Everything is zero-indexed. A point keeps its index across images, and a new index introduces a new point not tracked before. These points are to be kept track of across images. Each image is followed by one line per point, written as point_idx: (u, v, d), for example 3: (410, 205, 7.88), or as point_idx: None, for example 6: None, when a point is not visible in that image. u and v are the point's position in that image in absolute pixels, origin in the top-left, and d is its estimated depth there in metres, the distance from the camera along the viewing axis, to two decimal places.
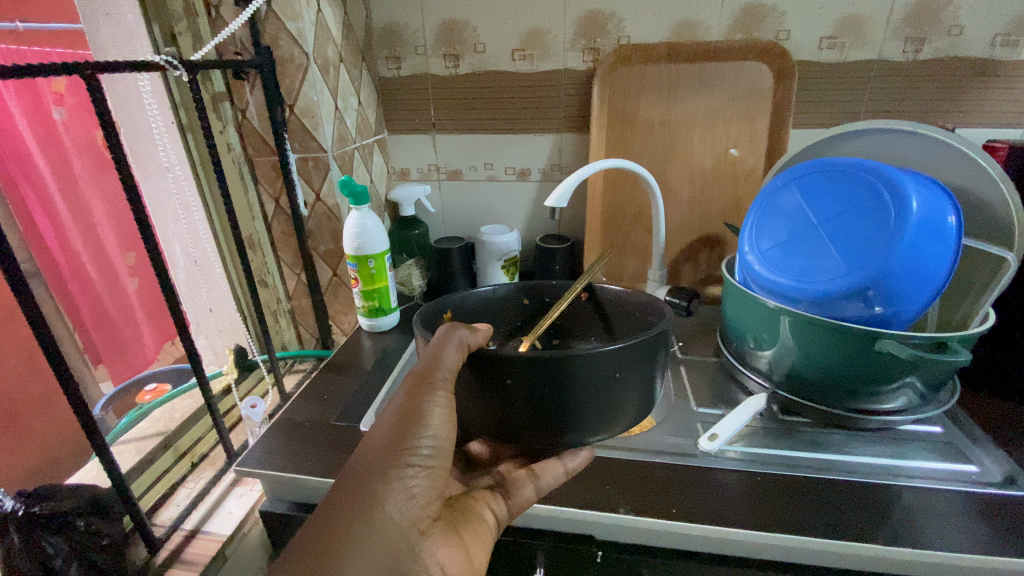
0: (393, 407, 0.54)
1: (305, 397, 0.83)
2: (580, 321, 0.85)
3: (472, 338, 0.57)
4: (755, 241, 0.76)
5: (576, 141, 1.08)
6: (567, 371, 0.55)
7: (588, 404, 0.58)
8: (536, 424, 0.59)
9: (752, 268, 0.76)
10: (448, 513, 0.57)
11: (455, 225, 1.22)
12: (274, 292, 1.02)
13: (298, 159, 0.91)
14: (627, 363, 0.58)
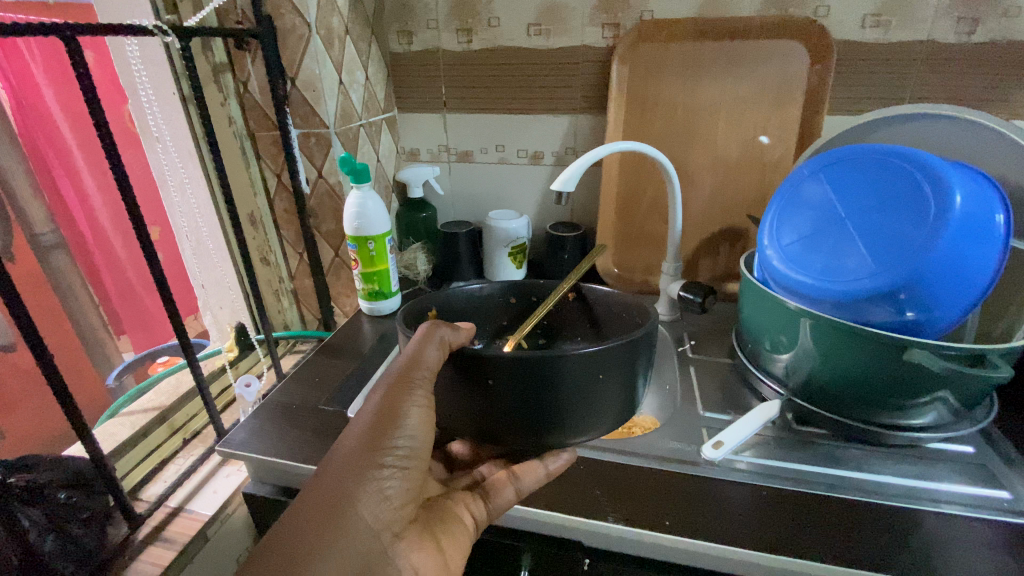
0: (369, 408, 0.51)
1: (296, 379, 0.80)
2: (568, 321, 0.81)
3: (451, 336, 0.53)
4: (776, 234, 0.70)
5: (592, 124, 1.02)
6: (554, 373, 0.52)
7: (574, 407, 0.55)
8: (518, 425, 0.55)
9: (770, 264, 0.70)
10: (424, 513, 0.54)
11: (464, 209, 1.17)
12: (276, 270, 1.01)
13: (300, 135, 0.88)
14: (617, 366, 0.54)
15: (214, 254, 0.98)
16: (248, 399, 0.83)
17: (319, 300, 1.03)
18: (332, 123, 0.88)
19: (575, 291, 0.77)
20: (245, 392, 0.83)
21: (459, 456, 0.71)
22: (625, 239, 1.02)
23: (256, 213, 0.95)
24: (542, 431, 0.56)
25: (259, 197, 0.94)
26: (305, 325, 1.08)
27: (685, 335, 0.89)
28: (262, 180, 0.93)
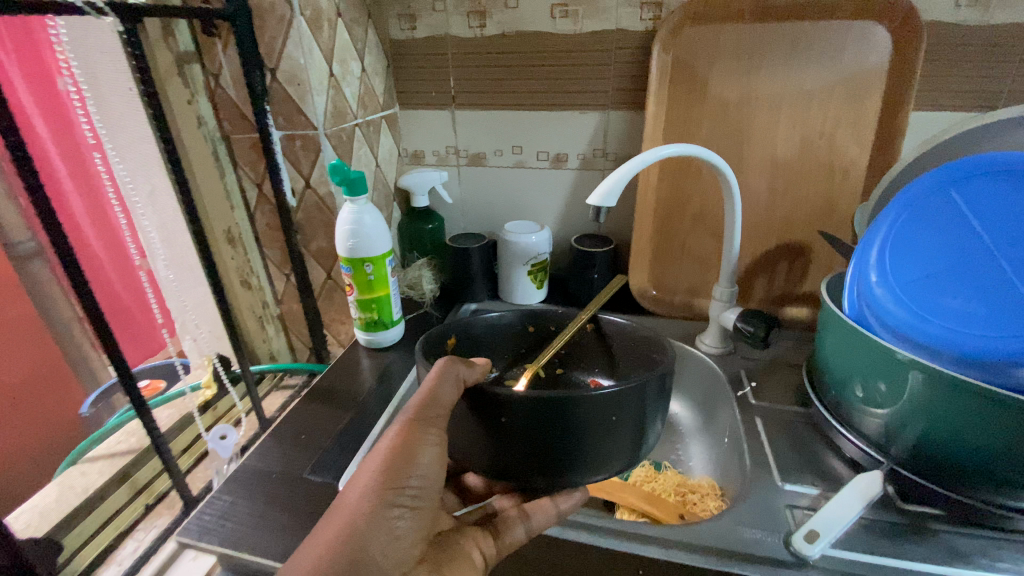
0: (381, 445, 0.47)
1: (279, 434, 0.66)
2: (579, 352, 0.74)
3: (462, 373, 0.49)
4: (889, 265, 0.55)
5: (626, 121, 0.88)
6: (566, 416, 0.47)
7: (591, 449, 0.50)
8: (531, 466, 0.51)
9: (879, 302, 0.55)
10: (431, 551, 0.50)
11: (476, 219, 1.02)
12: (259, 294, 0.87)
13: (283, 137, 0.74)
14: (635, 410, 0.49)
15: (192, 271, 0.86)
16: (224, 454, 0.71)
17: (310, 327, 0.89)
18: (322, 123, 0.73)
19: (592, 320, 0.70)
20: (221, 447, 0.70)
21: (474, 489, 0.66)
22: (665, 255, 0.88)
23: (234, 229, 0.81)
24: (555, 476, 0.51)
25: (237, 210, 0.80)
26: (295, 355, 0.94)
27: (744, 374, 0.75)
28: (240, 191, 0.79)
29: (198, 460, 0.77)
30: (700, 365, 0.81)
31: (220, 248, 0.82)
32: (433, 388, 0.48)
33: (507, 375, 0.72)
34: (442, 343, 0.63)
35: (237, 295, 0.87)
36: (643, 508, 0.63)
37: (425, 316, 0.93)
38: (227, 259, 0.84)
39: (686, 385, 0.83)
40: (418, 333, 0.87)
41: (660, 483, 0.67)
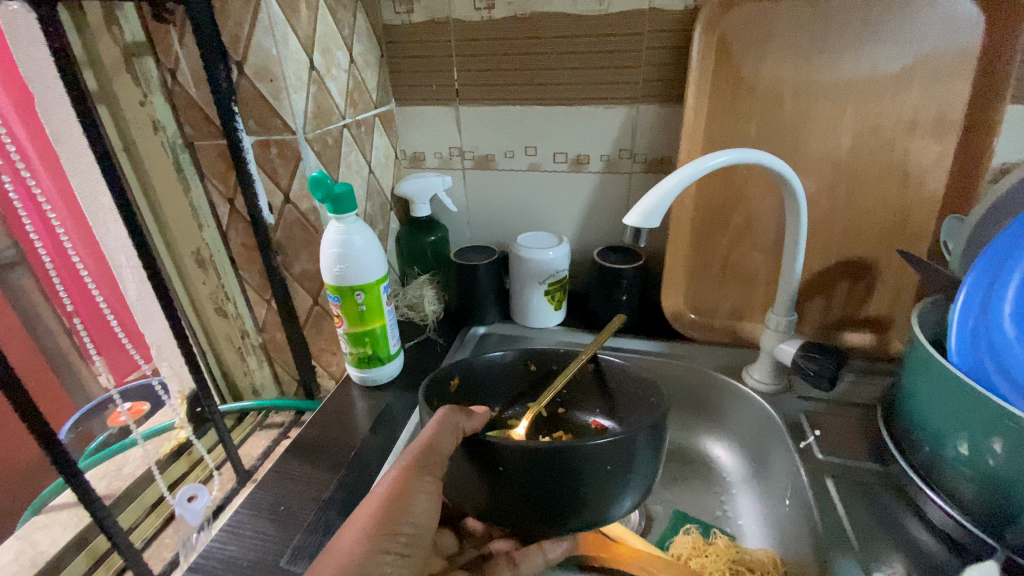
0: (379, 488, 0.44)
1: (253, 505, 0.55)
2: (577, 392, 0.64)
3: (455, 422, 0.45)
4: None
5: (658, 117, 0.75)
6: (568, 466, 0.43)
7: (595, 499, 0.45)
8: (530, 516, 0.46)
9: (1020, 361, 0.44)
10: None
11: (483, 229, 0.90)
12: (237, 322, 0.75)
13: (255, 144, 0.62)
14: (635, 457, 0.45)
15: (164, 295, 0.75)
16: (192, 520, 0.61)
17: (296, 358, 0.77)
18: (303, 127, 0.61)
19: (595, 360, 0.61)
20: (189, 514, 0.61)
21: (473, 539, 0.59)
22: (703, 273, 0.76)
23: (203, 251, 0.70)
24: (555, 529, 0.46)
25: (207, 228, 0.69)
26: (282, 389, 0.83)
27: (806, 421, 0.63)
28: (209, 206, 0.68)
29: (163, 526, 0.66)
30: (752, 406, 0.69)
31: (188, 272, 0.72)
32: (432, 439, 0.44)
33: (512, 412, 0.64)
34: (445, 384, 0.57)
35: (212, 323, 0.76)
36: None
37: (427, 343, 0.81)
38: (197, 284, 0.73)
39: (733, 427, 0.72)
40: (419, 365, 0.76)
41: (713, 561, 0.56)
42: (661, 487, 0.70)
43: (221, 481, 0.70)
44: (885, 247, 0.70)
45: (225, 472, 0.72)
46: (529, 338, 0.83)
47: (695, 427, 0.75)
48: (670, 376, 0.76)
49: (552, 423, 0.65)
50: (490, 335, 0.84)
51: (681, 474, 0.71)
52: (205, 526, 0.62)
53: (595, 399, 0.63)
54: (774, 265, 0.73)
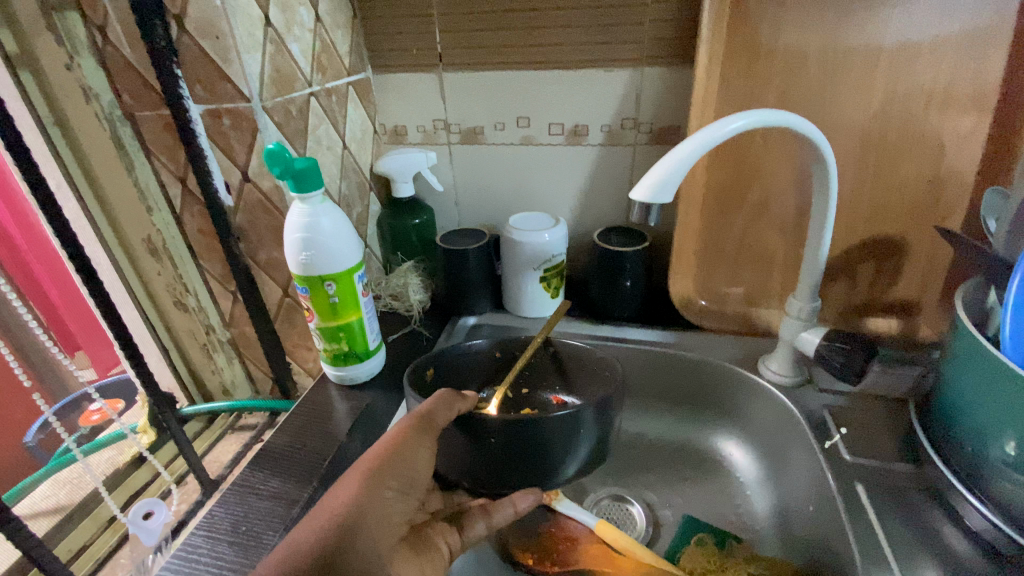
0: (371, 452, 0.41)
1: (210, 527, 0.48)
2: (536, 373, 0.63)
3: (446, 399, 0.44)
4: None
5: (664, 81, 0.67)
6: (554, 436, 0.45)
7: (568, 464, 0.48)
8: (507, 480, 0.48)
9: None
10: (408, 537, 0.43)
11: (473, 211, 0.83)
12: (200, 317, 0.69)
13: (205, 113, 0.55)
14: (601, 428, 0.48)
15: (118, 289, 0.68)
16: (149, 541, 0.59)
17: (268, 355, 0.71)
18: (259, 94, 0.54)
19: (554, 345, 0.61)
20: (144, 533, 0.59)
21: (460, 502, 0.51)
22: (714, 256, 0.69)
23: (155, 238, 0.63)
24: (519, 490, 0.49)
25: (158, 211, 0.61)
26: (256, 388, 0.76)
27: (832, 420, 0.57)
28: (159, 187, 0.61)
29: (118, 546, 0.61)
30: (768, 398, 0.62)
31: (140, 260, 0.66)
32: (429, 407, 0.43)
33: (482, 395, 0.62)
34: (422, 374, 0.55)
35: (174, 318, 0.70)
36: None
37: (412, 337, 0.74)
38: (151, 274, 0.66)
39: (750, 423, 0.65)
40: (403, 360, 0.69)
41: None
42: (668, 489, 0.64)
43: (185, 493, 0.67)
44: (919, 222, 0.63)
45: (191, 484, 0.68)
46: (524, 329, 0.75)
47: (706, 423, 0.69)
48: (680, 367, 0.69)
49: (517, 404, 0.63)
50: (482, 326, 0.77)
51: (691, 475, 0.66)
52: (162, 546, 0.60)
53: (552, 377, 0.62)
54: (793, 245, 0.66)
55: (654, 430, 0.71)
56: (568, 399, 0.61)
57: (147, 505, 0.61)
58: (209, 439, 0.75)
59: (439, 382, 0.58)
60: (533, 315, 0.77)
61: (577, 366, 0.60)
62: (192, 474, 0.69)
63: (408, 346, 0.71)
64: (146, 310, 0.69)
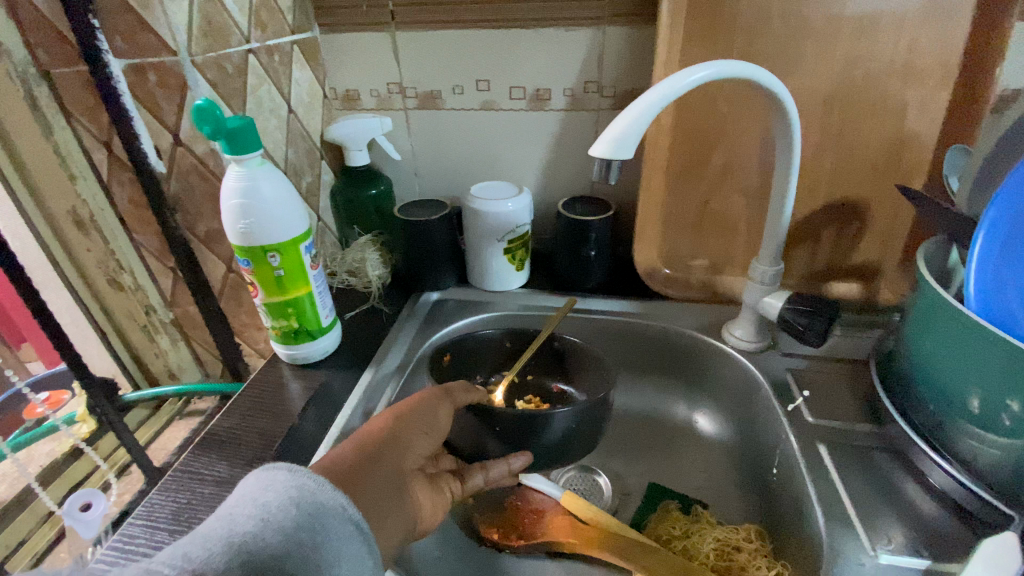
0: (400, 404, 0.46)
1: (149, 516, 0.44)
2: (540, 364, 0.63)
3: (464, 383, 0.49)
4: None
5: (628, 41, 0.65)
6: (540, 432, 0.48)
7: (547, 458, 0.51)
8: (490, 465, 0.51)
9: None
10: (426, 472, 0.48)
11: (433, 181, 0.80)
12: (138, 297, 0.63)
13: (127, 69, 0.50)
14: (586, 430, 0.50)
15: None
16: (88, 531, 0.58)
17: (215, 335, 0.66)
18: (187, 47, 0.51)
19: (559, 340, 0.60)
20: (82, 525, 0.58)
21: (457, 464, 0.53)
22: (679, 223, 0.67)
23: (81, 210, 0.56)
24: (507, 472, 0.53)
25: (82, 181, 0.55)
26: (205, 371, 0.72)
27: (795, 383, 0.56)
28: (82, 153, 0.54)
29: (58, 537, 0.60)
30: (735, 365, 0.62)
31: (67, 235, 0.59)
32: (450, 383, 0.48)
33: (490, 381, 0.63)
34: (437, 362, 0.57)
35: (109, 299, 0.64)
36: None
37: (371, 313, 0.70)
38: (81, 251, 0.60)
39: (715, 389, 0.65)
40: (361, 337, 0.66)
41: (697, 540, 0.50)
42: (635, 458, 0.64)
43: (127, 483, 0.66)
44: (880, 184, 0.62)
45: (133, 474, 0.68)
46: (490, 303, 0.72)
47: (673, 391, 0.68)
48: (646, 336, 0.68)
49: (522, 389, 0.64)
50: (446, 301, 0.73)
51: (658, 443, 0.65)
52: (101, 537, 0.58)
53: (553, 368, 0.63)
54: (757, 210, 0.65)
55: (620, 401, 0.70)
56: (569, 390, 0.62)
57: (85, 496, 0.60)
58: (153, 427, 0.71)
59: (450, 367, 0.60)
60: (499, 290, 0.73)
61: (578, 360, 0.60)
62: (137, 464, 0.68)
63: (367, 323, 0.68)
64: (76, 291, 0.62)
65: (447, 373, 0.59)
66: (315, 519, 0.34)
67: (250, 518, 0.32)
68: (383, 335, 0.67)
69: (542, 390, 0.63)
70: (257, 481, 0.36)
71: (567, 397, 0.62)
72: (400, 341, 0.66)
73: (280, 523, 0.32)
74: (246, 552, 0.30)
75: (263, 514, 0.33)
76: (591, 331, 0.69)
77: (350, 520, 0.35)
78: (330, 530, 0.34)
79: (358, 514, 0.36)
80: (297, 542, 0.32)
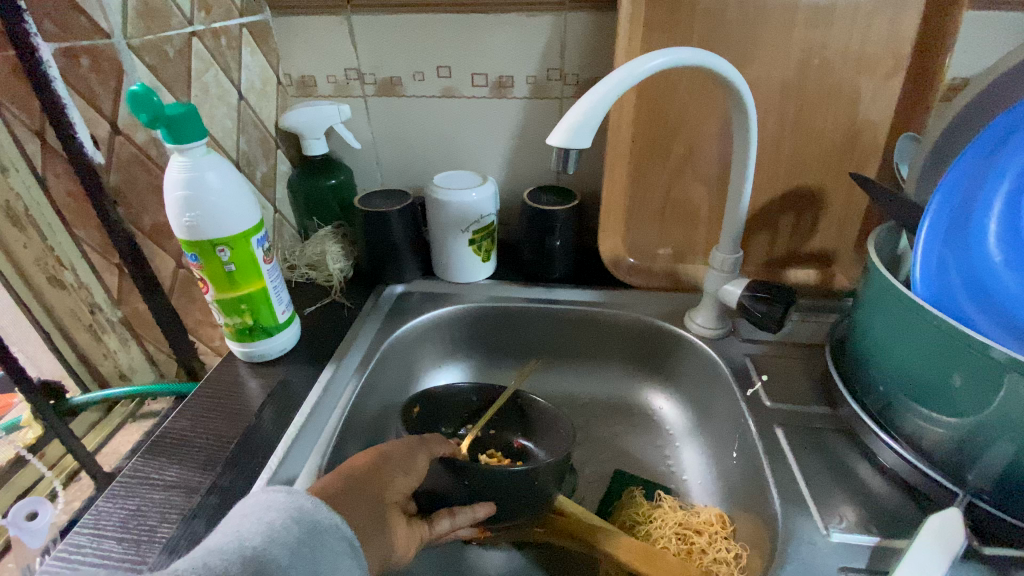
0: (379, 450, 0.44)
1: (97, 525, 0.43)
2: (504, 418, 0.62)
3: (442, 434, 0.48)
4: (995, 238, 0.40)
5: (590, 27, 0.64)
6: (502, 489, 0.45)
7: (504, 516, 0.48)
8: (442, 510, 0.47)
9: (979, 286, 0.40)
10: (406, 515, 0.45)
11: (396, 171, 0.78)
12: (82, 295, 0.60)
13: (57, 53, 0.46)
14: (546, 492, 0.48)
15: None
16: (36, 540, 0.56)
17: (167, 333, 0.64)
18: (122, 31, 0.49)
19: (524, 396, 0.61)
20: (27, 535, 0.56)
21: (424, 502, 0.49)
22: (643, 212, 0.68)
23: (14, 204, 0.53)
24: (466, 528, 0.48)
25: (14, 172, 0.51)
26: (159, 371, 0.69)
27: (753, 369, 0.58)
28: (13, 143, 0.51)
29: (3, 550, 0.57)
30: (697, 353, 0.63)
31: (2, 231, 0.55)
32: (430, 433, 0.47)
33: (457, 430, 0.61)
34: (409, 412, 0.56)
35: (51, 297, 0.61)
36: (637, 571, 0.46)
37: (333, 308, 0.68)
38: (18, 248, 0.56)
39: (678, 377, 0.66)
40: (322, 332, 0.64)
41: (659, 526, 0.51)
42: (598, 446, 0.64)
43: (77, 490, 0.63)
44: (835, 172, 0.64)
45: (83, 480, 0.64)
46: (456, 296, 0.71)
47: (638, 378, 0.69)
48: (611, 325, 0.68)
49: (486, 442, 0.61)
50: (412, 294, 0.71)
51: (623, 430, 0.66)
52: (48, 547, 0.55)
53: (516, 422, 0.61)
54: (717, 199, 0.65)
55: (585, 390, 0.70)
56: (529, 445, 0.60)
57: (30, 504, 0.58)
58: (102, 434, 0.68)
59: (417, 425, 0.57)
60: (464, 282, 0.72)
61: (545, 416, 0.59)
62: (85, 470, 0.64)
63: (328, 318, 0.66)
64: (16, 289, 0.59)
65: (416, 427, 0.57)
66: (314, 535, 0.35)
67: (256, 534, 0.34)
68: (345, 330, 0.65)
69: (504, 445, 0.61)
70: (257, 501, 0.37)
71: (528, 453, 0.60)
72: (361, 337, 0.64)
73: (284, 538, 0.34)
74: (258, 562, 0.32)
75: (268, 531, 0.34)
76: (556, 322, 0.69)
77: (344, 538, 0.37)
78: (326, 547, 0.35)
79: (352, 531, 0.37)
80: (303, 554, 0.34)
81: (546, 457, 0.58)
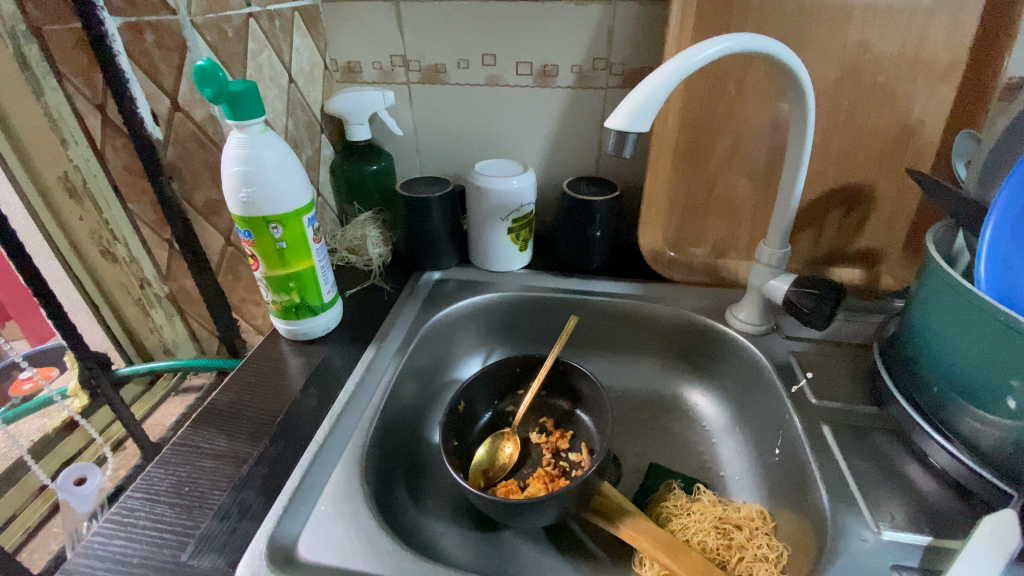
0: None
1: (148, 490, 0.44)
2: (555, 381, 0.62)
3: None
4: None
5: (639, 17, 0.63)
6: (547, 499, 0.45)
7: (547, 520, 0.47)
8: (490, 510, 0.46)
9: None
10: None
11: (435, 159, 0.79)
12: (132, 269, 0.62)
13: (123, 27, 0.48)
14: (589, 493, 0.48)
15: None
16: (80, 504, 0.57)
17: (212, 309, 0.65)
18: (186, 7, 0.49)
19: (565, 363, 0.60)
20: (76, 500, 0.57)
21: None
22: (687, 205, 0.67)
23: (73, 176, 0.55)
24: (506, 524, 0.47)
25: (73, 145, 0.53)
26: (201, 347, 0.71)
27: (797, 370, 0.57)
28: (73, 115, 0.52)
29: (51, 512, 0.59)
30: (738, 350, 0.62)
31: (58, 201, 0.57)
32: None
33: (506, 401, 0.63)
34: (455, 407, 0.57)
35: (103, 270, 0.62)
36: (659, 561, 0.45)
37: (373, 291, 0.69)
38: (73, 219, 0.58)
39: (716, 370, 0.65)
40: (362, 315, 0.65)
41: (697, 521, 0.49)
42: (634, 437, 0.63)
43: (122, 458, 0.66)
44: (885, 170, 0.62)
45: (129, 448, 0.67)
46: (491, 284, 0.71)
47: (673, 372, 0.69)
48: (646, 318, 0.68)
49: (537, 409, 0.63)
50: (447, 281, 0.72)
51: (657, 423, 0.65)
52: (97, 512, 0.58)
53: (564, 388, 0.62)
54: (761, 194, 0.64)
55: (621, 383, 0.70)
56: (578, 409, 0.61)
57: (79, 471, 0.59)
58: (150, 401, 0.72)
59: (462, 407, 0.59)
60: (500, 270, 0.72)
61: (589, 392, 0.59)
62: (130, 438, 0.68)
63: (368, 301, 0.67)
64: (68, 259, 0.61)
65: (459, 422, 0.58)
66: None
67: None
68: (383, 315, 0.65)
69: (553, 412, 0.62)
70: None
71: (578, 420, 0.61)
72: (400, 321, 0.64)
73: None
74: None
75: None
76: (590, 314, 0.69)
77: None
78: None
79: None
80: None
81: (592, 426, 0.59)
